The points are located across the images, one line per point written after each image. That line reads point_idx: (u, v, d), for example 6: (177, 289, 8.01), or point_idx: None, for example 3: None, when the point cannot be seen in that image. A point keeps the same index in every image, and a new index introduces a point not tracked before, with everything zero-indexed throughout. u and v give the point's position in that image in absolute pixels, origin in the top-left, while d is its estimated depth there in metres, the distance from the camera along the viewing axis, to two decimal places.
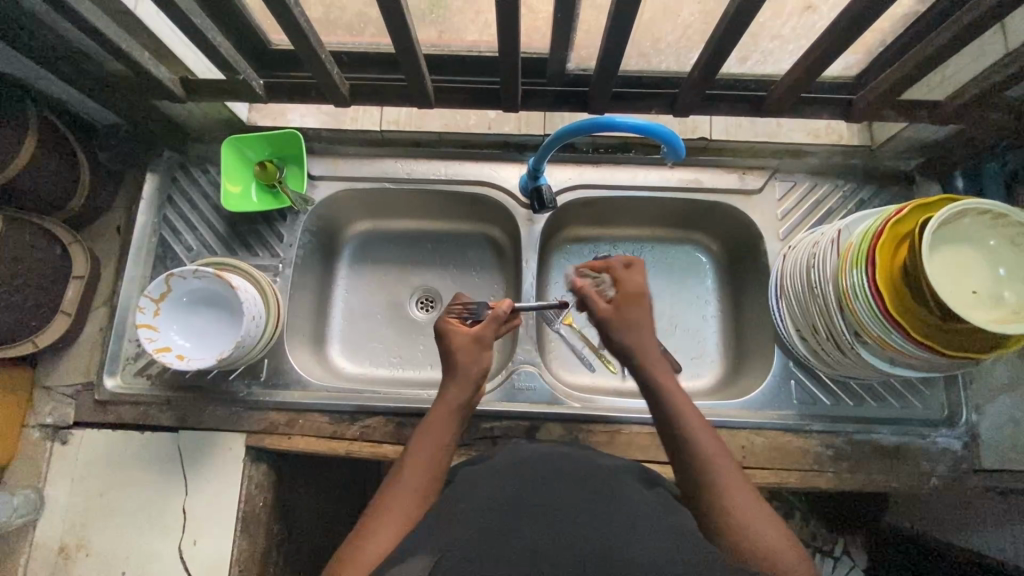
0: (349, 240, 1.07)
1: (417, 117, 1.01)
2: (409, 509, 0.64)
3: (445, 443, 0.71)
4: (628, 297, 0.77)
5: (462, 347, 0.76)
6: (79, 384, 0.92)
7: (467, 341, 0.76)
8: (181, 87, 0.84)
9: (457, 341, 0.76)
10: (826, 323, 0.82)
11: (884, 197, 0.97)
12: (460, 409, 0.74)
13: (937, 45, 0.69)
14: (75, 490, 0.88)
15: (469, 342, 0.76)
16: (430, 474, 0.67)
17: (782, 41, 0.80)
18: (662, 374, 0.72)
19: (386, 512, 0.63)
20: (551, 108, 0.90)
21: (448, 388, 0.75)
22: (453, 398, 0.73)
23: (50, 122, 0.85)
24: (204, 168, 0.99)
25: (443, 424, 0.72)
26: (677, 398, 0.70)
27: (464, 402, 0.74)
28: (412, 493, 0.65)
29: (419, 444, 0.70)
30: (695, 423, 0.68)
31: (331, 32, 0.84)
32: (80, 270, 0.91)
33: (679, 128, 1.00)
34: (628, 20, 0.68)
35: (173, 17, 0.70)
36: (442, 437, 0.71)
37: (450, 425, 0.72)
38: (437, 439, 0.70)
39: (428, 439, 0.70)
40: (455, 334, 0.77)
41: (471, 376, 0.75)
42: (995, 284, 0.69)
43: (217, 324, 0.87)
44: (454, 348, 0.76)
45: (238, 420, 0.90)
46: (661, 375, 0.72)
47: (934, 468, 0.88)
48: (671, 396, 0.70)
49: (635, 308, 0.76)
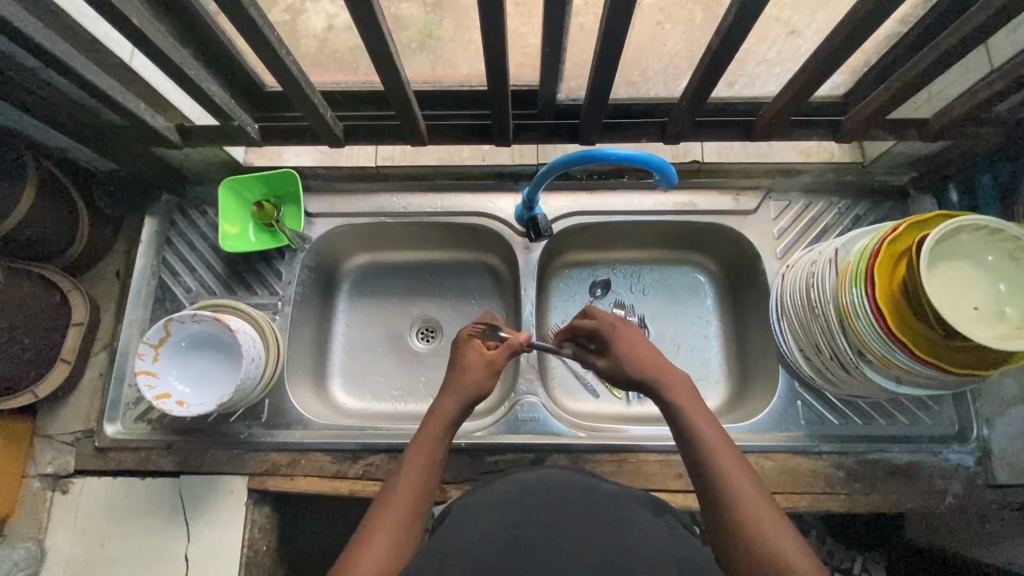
0: (347, 275, 1.07)
1: (412, 152, 1.01)
2: (402, 523, 0.64)
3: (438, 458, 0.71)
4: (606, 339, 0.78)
5: (474, 364, 0.77)
6: (79, 431, 0.92)
7: (479, 360, 0.77)
8: (177, 134, 0.86)
9: (467, 359, 0.77)
10: (830, 342, 0.81)
11: (880, 213, 0.97)
12: (452, 423, 0.73)
13: (922, 66, 0.69)
14: (76, 540, 0.87)
15: (480, 360, 0.77)
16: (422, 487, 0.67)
17: (769, 65, 0.81)
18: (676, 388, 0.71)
19: (385, 521, 0.63)
20: (543, 140, 0.92)
21: (442, 400, 0.74)
22: (450, 411, 0.73)
23: (49, 172, 0.86)
24: (202, 210, 1.00)
25: (435, 438, 0.72)
26: (697, 419, 0.68)
27: (457, 416, 0.74)
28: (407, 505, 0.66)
29: (417, 455, 0.70)
30: (715, 439, 0.66)
31: (322, 72, 0.85)
32: (80, 316, 0.91)
33: (670, 152, 0.99)
34: (615, 53, 0.69)
35: (169, 71, 0.71)
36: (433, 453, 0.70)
37: (442, 438, 0.72)
38: (429, 453, 0.70)
39: (424, 452, 0.70)
40: (469, 353, 0.78)
41: (469, 389, 0.75)
42: (996, 300, 0.68)
43: (217, 367, 0.87)
44: (468, 365, 0.77)
45: (239, 462, 0.89)
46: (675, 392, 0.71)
47: (949, 485, 0.87)
48: (690, 414, 0.69)
49: (619, 345, 0.77)
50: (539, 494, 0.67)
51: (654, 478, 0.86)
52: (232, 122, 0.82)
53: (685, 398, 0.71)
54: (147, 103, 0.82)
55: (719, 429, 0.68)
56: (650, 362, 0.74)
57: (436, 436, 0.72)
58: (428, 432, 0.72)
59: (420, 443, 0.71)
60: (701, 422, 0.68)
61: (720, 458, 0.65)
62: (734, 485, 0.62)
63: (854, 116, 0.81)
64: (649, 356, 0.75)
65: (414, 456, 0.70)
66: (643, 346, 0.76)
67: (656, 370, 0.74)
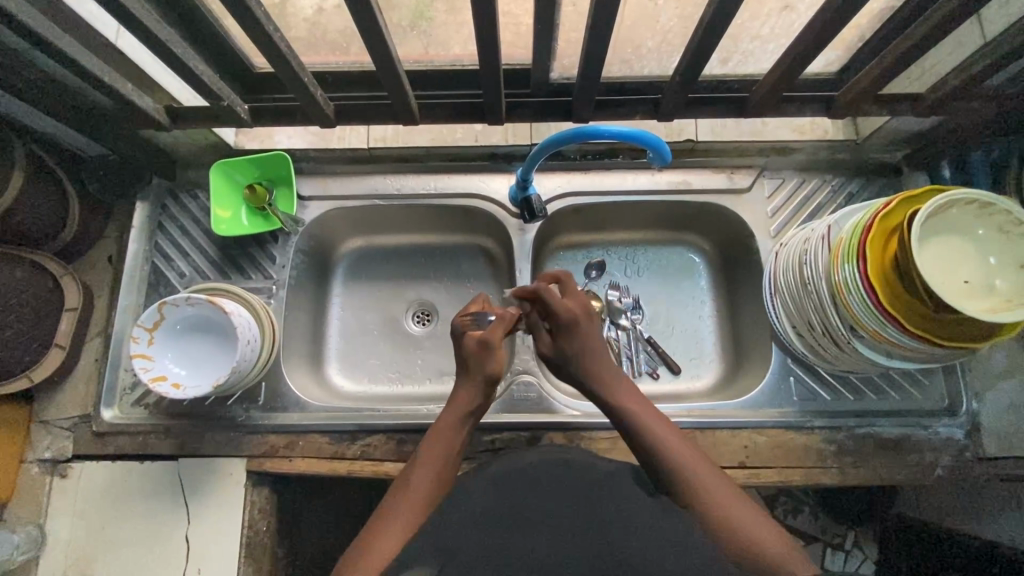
0: (342, 259, 1.07)
1: (404, 133, 1.02)
2: (420, 506, 0.64)
3: (454, 447, 0.71)
4: (560, 328, 0.77)
5: (474, 350, 0.77)
6: (76, 417, 0.92)
7: (477, 344, 0.77)
8: (167, 116, 0.85)
9: (467, 345, 0.77)
10: (822, 319, 0.81)
11: (873, 190, 0.97)
12: (470, 412, 0.74)
13: (915, 39, 0.69)
14: (76, 524, 0.87)
15: (479, 343, 0.77)
16: (439, 476, 0.68)
17: (762, 41, 0.81)
18: (625, 391, 0.73)
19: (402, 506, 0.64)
20: (536, 118, 0.91)
21: (458, 391, 0.75)
22: (464, 400, 0.74)
23: (38, 156, 0.85)
24: (193, 193, 0.99)
25: (453, 428, 0.72)
26: (643, 414, 0.70)
27: (473, 405, 0.74)
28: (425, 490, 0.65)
29: (431, 446, 0.70)
30: (671, 439, 0.67)
31: (313, 53, 0.84)
32: (73, 302, 0.91)
33: (664, 131, 1.00)
34: (607, 28, 0.69)
35: (153, 48, 0.70)
36: (449, 442, 0.71)
37: (459, 430, 0.73)
38: (446, 441, 0.71)
39: (438, 442, 0.70)
40: (466, 337, 0.78)
41: (483, 376, 0.75)
42: (986, 273, 0.69)
43: (211, 350, 0.87)
44: (469, 350, 0.77)
45: (238, 445, 0.89)
46: (624, 397, 0.72)
47: (938, 458, 0.88)
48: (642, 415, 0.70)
49: (569, 337, 0.77)
50: (532, 474, 0.68)
51: None
52: (221, 102, 0.81)
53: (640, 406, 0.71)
54: (135, 85, 0.81)
55: (670, 427, 0.69)
56: (597, 363, 0.75)
57: (451, 426, 0.73)
58: (445, 422, 0.73)
59: (434, 436, 0.72)
60: (652, 423, 0.69)
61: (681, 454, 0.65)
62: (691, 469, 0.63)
63: (848, 92, 0.81)
64: (594, 355, 0.76)
65: (429, 446, 0.70)
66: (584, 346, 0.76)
67: (604, 373, 0.75)
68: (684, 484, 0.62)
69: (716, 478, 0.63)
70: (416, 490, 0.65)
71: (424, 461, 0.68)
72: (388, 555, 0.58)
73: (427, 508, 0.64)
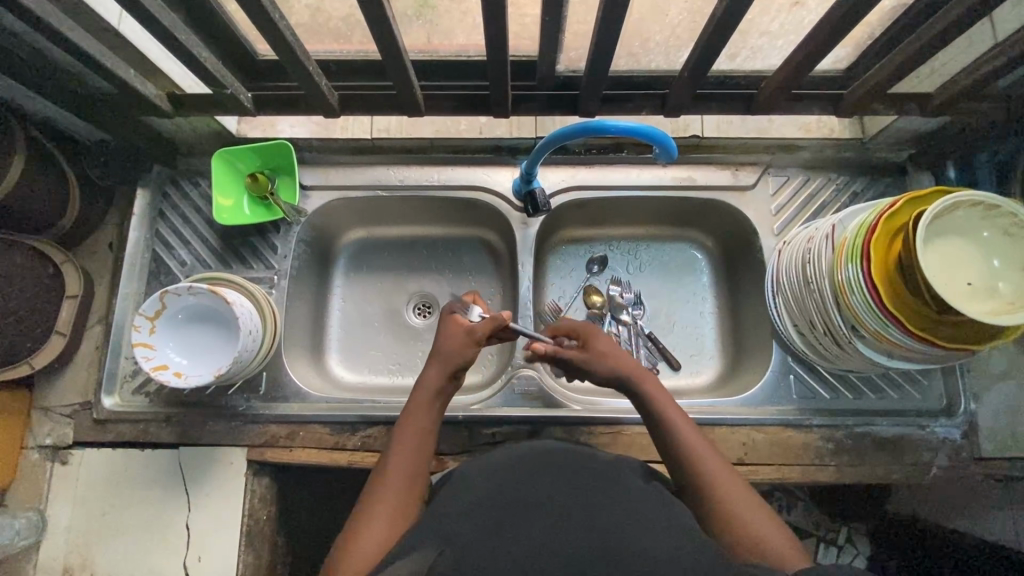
0: (343, 250, 1.07)
1: (409, 124, 1.00)
2: (402, 497, 0.65)
3: (427, 428, 0.71)
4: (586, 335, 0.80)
5: (453, 337, 0.76)
6: (76, 403, 0.92)
7: (459, 333, 0.77)
8: (169, 103, 0.84)
9: (449, 335, 0.77)
10: (824, 318, 0.82)
11: (878, 189, 0.97)
12: (438, 393, 0.74)
13: (926, 39, 0.69)
14: (77, 510, 0.87)
15: (460, 332, 0.77)
16: (415, 461, 0.68)
17: (771, 37, 0.80)
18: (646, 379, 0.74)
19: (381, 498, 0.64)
20: (542, 112, 0.91)
21: (424, 373, 0.74)
22: (432, 380, 0.74)
23: (38, 141, 0.84)
24: (194, 181, 0.99)
25: (424, 410, 0.72)
26: (664, 404, 0.72)
27: (440, 388, 0.74)
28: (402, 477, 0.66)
29: (405, 431, 0.70)
30: (690, 434, 0.69)
31: (317, 41, 0.84)
32: (73, 289, 0.91)
33: (671, 127, 0.99)
34: (616, 23, 0.68)
35: (157, 34, 0.69)
36: (422, 425, 0.71)
37: (430, 411, 0.72)
38: (417, 425, 0.70)
39: (412, 426, 0.70)
40: (449, 326, 0.78)
41: (452, 360, 0.74)
42: (989, 275, 0.69)
43: (212, 340, 0.87)
44: (448, 339, 0.76)
45: (239, 434, 0.89)
46: (648, 387, 0.74)
47: (935, 458, 0.88)
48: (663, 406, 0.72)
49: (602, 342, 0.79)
50: (531, 458, 0.68)
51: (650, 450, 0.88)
52: (225, 90, 0.81)
53: (673, 410, 0.71)
54: (138, 71, 0.80)
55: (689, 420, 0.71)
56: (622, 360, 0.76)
57: (423, 407, 0.72)
58: (416, 403, 0.72)
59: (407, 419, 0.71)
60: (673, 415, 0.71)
61: (701, 459, 0.66)
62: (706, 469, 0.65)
63: (856, 91, 0.81)
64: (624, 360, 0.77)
65: (404, 430, 0.70)
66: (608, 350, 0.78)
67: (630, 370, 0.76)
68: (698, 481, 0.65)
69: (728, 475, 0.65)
70: (395, 481, 0.66)
71: (401, 451, 0.69)
72: (370, 552, 0.59)
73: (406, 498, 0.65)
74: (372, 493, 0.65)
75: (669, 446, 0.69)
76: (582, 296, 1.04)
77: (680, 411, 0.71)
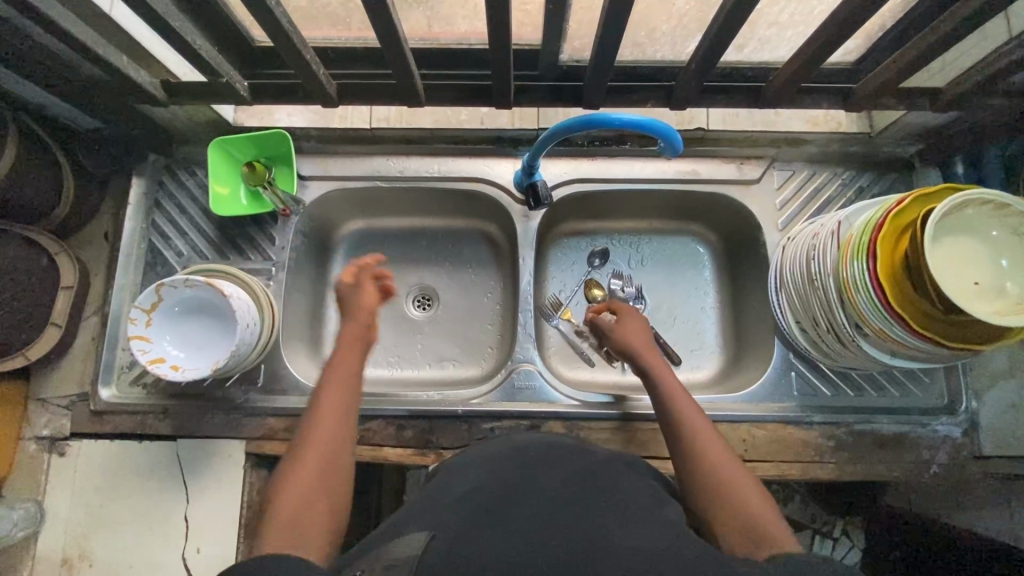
0: (342, 241, 1.05)
1: (408, 114, 0.98)
2: (335, 435, 0.64)
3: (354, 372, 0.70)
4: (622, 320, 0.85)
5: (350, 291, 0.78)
6: (73, 395, 0.91)
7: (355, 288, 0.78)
8: (162, 90, 0.82)
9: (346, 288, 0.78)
10: (827, 315, 0.81)
11: (884, 184, 0.96)
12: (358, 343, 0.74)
13: (939, 34, 0.67)
14: (75, 502, 0.87)
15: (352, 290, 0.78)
16: (345, 398, 0.67)
17: (780, 28, 0.78)
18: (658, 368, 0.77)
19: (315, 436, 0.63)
20: (545, 102, 0.89)
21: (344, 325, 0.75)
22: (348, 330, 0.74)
23: (29, 129, 0.83)
24: (190, 170, 0.97)
25: (352, 358, 0.72)
26: (678, 396, 0.73)
27: (357, 336, 0.74)
28: (335, 415, 0.65)
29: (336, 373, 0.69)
30: (701, 427, 0.69)
31: (315, 27, 0.82)
32: (69, 280, 0.89)
33: (676, 119, 0.97)
34: (622, 12, 0.66)
35: (149, 19, 0.67)
36: (348, 369, 0.70)
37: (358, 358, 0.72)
38: (343, 374, 0.69)
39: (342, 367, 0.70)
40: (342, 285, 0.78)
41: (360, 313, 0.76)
42: (996, 276, 0.68)
43: (209, 332, 0.86)
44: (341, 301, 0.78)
45: (237, 427, 0.89)
46: (666, 380, 0.75)
47: (935, 456, 0.88)
48: (680, 400, 0.72)
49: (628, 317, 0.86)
50: (527, 454, 0.67)
51: (649, 446, 0.88)
52: (220, 78, 0.79)
53: (686, 402, 0.72)
54: (130, 57, 0.78)
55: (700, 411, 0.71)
56: (645, 351, 0.79)
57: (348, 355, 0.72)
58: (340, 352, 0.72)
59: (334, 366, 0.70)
60: (688, 407, 0.71)
61: (709, 450, 0.66)
62: (716, 460, 0.64)
63: (866, 85, 0.79)
64: (648, 346, 0.80)
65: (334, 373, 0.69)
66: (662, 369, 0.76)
67: (652, 360, 0.78)
68: (705, 471, 0.64)
69: (733, 467, 0.64)
70: (331, 417, 0.65)
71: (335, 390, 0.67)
72: (292, 501, 0.57)
73: (335, 435, 0.64)
74: (305, 435, 0.64)
75: (680, 437, 0.69)
76: (583, 289, 1.03)
77: (694, 404, 0.72)
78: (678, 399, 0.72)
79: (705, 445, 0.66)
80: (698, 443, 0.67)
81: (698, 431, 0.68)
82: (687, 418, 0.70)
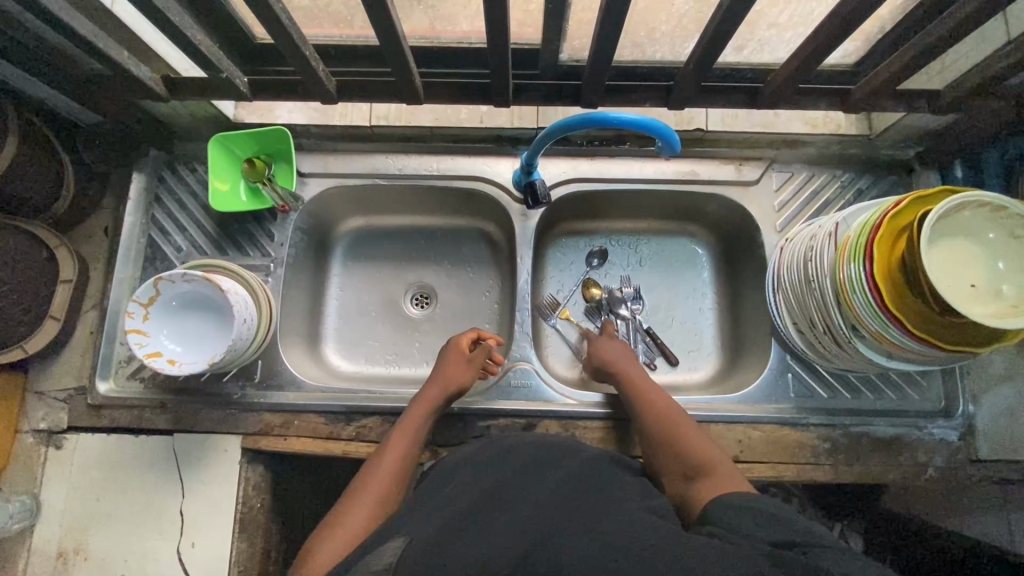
0: (341, 238, 1.06)
1: (407, 111, 0.98)
2: (380, 490, 0.71)
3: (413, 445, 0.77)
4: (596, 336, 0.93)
5: (454, 360, 0.85)
6: (71, 388, 0.92)
7: (459, 357, 0.86)
8: (162, 86, 0.82)
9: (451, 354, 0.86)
10: (824, 317, 0.81)
11: (883, 187, 0.96)
12: (430, 409, 0.81)
13: (937, 35, 0.67)
14: (72, 495, 0.88)
15: (457, 357, 0.86)
16: (400, 464, 0.75)
17: (779, 29, 0.78)
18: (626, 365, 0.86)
19: (364, 485, 0.71)
20: (544, 101, 0.89)
21: (425, 389, 0.83)
22: (429, 395, 0.82)
23: (30, 123, 0.83)
24: (191, 166, 0.98)
25: (417, 426, 0.79)
26: (645, 389, 0.82)
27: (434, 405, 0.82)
28: (385, 477, 0.72)
29: (398, 436, 0.77)
30: (667, 412, 0.78)
31: (316, 24, 0.82)
32: (68, 274, 0.90)
33: (675, 119, 0.96)
34: (620, 12, 0.66)
35: (150, 15, 0.68)
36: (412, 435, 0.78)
37: (423, 421, 0.80)
38: (402, 440, 0.77)
39: (406, 431, 0.78)
40: (449, 345, 0.87)
41: (449, 380, 0.83)
42: (994, 277, 0.68)
43: (206, 326, 0.86)
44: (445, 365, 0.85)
45: (234, 422, 0.89)
46: (633, 373, 0.84)
47: (931, 459, 0.88)
48: (647, 394, 0.81)
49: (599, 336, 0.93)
50: (518, 456, 0.68)
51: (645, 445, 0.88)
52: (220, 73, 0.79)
53: (652, 393, 0.81)
54: (131, 53, 0.78)
55: (665, 399, 0.80)
56: (614, 353, 0.88)
57: (417, 419, 0.80)
58: (410, 417, 0.80)
59: (399, 429, 0.79)
60: (653, 398, 0.80)
61: (675, 428, 0.75)
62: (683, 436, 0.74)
63: (864, 87, 0.79)
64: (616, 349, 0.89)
65: (397, 437, 0.77)
66: (629, 368, 0.85)
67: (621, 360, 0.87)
68: (676, 447, 0.73)
69: (699, 441, 0.73)
70: (381, 476, 0.73)
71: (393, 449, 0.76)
72: (337, 546, 0.63)
73: (384, 492, 0.71)
74: (360, 481, 0.72)
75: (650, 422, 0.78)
76: (581, 289, 1.03)
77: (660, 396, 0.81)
78: (646, 391, 0.81)
79: (671, 426, 0.76)
80: (666, 426, 0.76)
81: (663, 414, 0.78)
82: (653, 406, 0.79)
